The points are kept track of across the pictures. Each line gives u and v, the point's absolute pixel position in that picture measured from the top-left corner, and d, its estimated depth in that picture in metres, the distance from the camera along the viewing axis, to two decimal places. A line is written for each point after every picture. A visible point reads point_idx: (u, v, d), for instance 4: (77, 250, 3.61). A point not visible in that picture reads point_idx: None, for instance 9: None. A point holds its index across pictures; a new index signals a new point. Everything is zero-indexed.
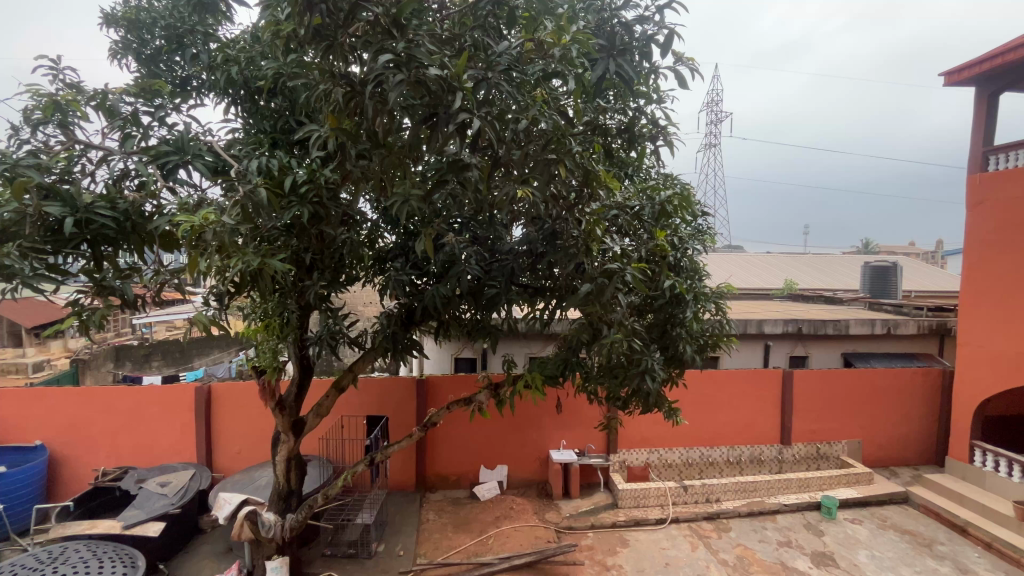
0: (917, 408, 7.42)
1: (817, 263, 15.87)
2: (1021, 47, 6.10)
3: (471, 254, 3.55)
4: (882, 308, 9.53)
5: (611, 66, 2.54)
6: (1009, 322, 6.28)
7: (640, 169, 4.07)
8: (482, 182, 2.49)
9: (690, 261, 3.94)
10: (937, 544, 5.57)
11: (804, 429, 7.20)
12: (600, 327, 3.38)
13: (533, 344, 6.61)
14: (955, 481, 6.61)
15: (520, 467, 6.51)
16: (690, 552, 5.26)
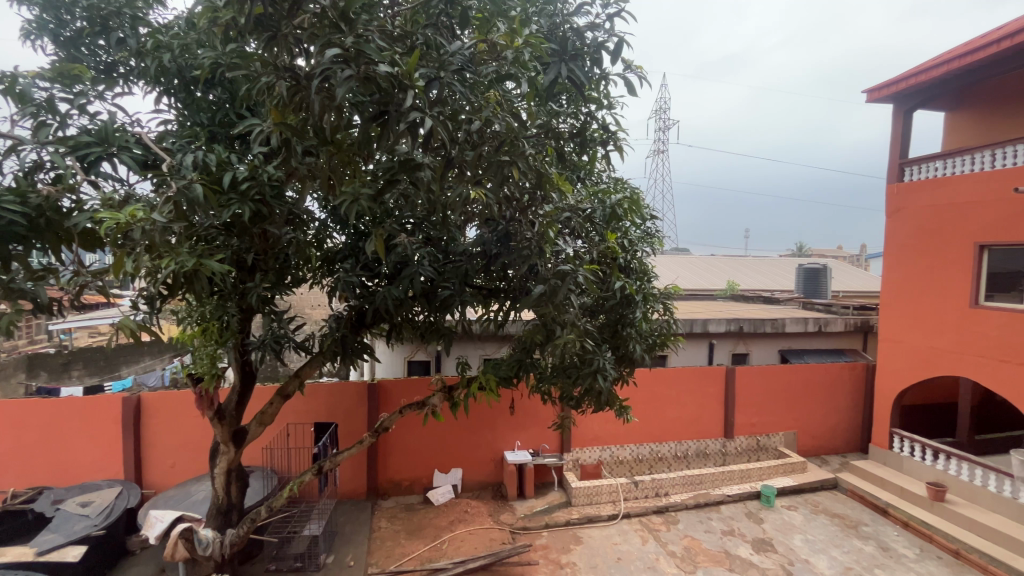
0: (844, 400, 8.00)
1: (756, 266, 16.84)
2: (932, 68, 6.74)
3: (424, 255, 3.50)
4: (814, 308, 10.21)
5: (564, 71, 2.52)
6: (924, 319, 6.89)
7: (591, 173, 4.15)
8: (435, 182, 2.46)
9: (640, 263, 4.05)
10: (862, 525, 6.02)
11: (745, 423, 7.60)
12: (553, 328, 3.40)
13: (487, 345, 6.61)
14: (877, 466, 7.17)
15: (475, 470, 6.49)
16: (641, 546, 5.41)
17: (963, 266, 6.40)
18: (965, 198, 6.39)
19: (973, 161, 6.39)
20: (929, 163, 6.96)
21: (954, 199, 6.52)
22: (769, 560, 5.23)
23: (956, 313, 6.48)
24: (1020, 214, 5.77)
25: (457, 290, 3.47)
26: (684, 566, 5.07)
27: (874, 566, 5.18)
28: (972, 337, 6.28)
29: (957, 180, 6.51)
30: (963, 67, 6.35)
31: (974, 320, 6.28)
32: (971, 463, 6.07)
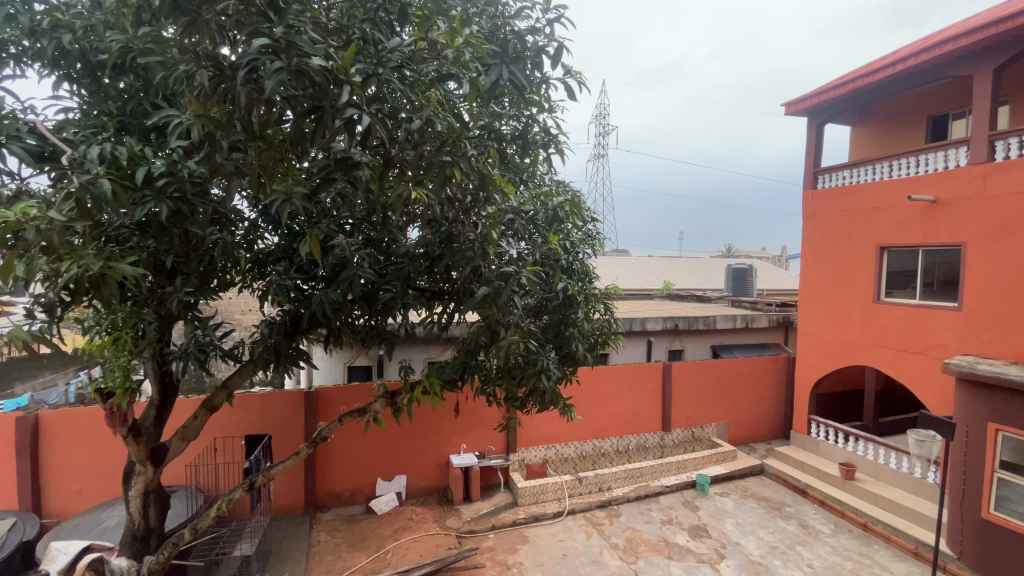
0: (768, 391, 8.60)
1: (690, 266, 17.78)
2: (840, 85, 7.43)
3: (364, 257, 3.38)
4: (741, 305, 10.92)
5: (505, 73, 2.49)
6: (836, 314, 7.55)
7: (533, 175, 4.20)
8: (374, 182, 2.37)
9: (582, 264, 4.16)
10: (785, 506, 6.50)
11: (681, 416, 7.98)
12: (497, 330, 3.40)
13: (431, 349, 6.53)
14: (797, 451, 7.77)
15: (420, 476, 6.37)
16: (585, 541, 5.53)
17: (867, 266, 7.08)
18: (868, 205, 7.08)
19: (874, 171, 7.09)
20: (838, 172, 7.64)
21: (858, 206, 7.21)
22: (704, 545, 5.52)
23: (863, 308, 7.14)
24: (913, 219, 6.47)
25: (398, 293, 3.37)
26: (627, 557, 5.24)
27: (795, 543, 5.60)
28: (875, 330, 6.96)
29: (862, 189, 7.20)
30: (866, 86, 7.05)
31: (877, 315, 6.96)
32: (875, 444, 6.73)
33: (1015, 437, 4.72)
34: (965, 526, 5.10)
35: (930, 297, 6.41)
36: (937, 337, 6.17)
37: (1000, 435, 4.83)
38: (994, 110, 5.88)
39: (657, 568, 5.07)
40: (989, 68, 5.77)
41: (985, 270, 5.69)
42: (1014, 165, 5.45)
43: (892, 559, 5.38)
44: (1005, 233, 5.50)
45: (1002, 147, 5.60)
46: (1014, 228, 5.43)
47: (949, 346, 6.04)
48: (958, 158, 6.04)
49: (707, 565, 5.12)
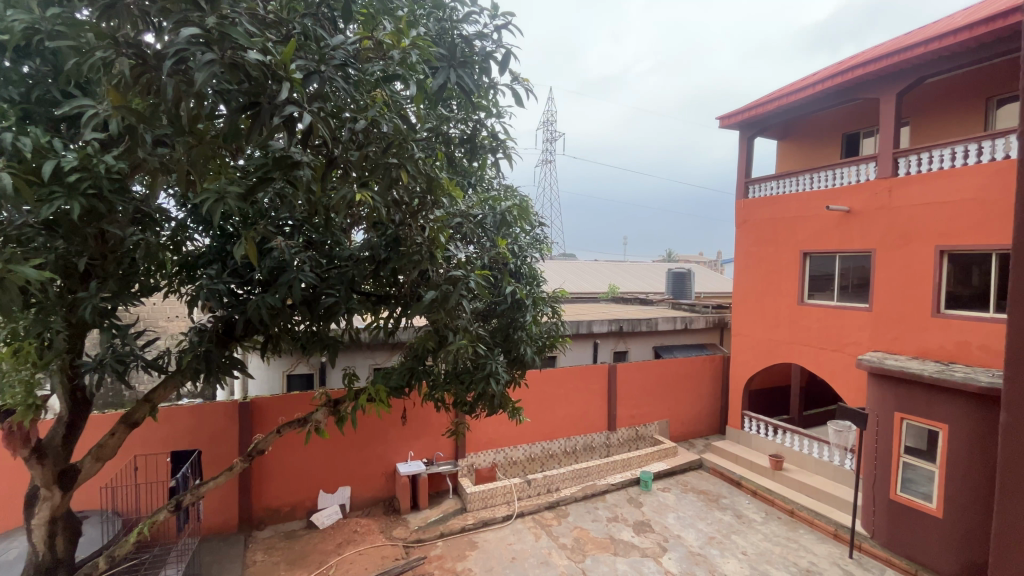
0: (706, 388, 9.05)
1: (634, 270, 18.42)
2: (767, 103, 8.00)
3: (305, 260, 3.23)
4: (681, 307, 11.44)
5: (453, 76, 2.47)
6: (766, 315, 8.07)
7: (482, 179, 4.19)
8: (316, 183, 2.28)
9: (529, 268, 4.21)
10: (722, 498, 6.86)
11: (626, 415, 8.24)
12: (446, 334, 3.38)
13: (377, 355, 6.36)
14: (732, 445, 8.23)
15: (365, 486, 6.17)
16: (534, 543, 5.57)
17: (792, 270, 7.64)
18: (792, 213, 7.64)
19: (797, 183, 7.66)
20: (766, 183, 8.17)
21: (784, 214, 7.76)
22: (648, 540, 5.71)
23: (789, 309, 7.69)
24: (831, 228, 7.05)
25: (343, 297, 3.24)
26: (575, 556, 5.33)
27: (731, 533, 5.93)
28: (800, 329, 7.51)
29: (787, 199, 7.75)
30: (790, 104, 7.62)
31: (800, 315, 7.52)
32: (800, 435, 7.25)
33: (918, 425, 5.23)
34: (876, 507, 5.60)
35: (846, 299, 7.01)
36: (852, 335, 6.76)
37: (906, 423, 5.34)
38: (898, 131, 6.52)
39: (604, 565, 5.18)
40: (892, 93, 6.41)
41: (891, 274, 6.31)
42: (915, 181, 6.09)
43: (815, 541, 5.81)
44: (908, 241, 6.12)
45: (905, 164, 6.23)
46: (915, 236, 6.05)
47: (862, 344, 6.64)
48: (867, 173, 6.66)
49: (651, 559, 5.31)
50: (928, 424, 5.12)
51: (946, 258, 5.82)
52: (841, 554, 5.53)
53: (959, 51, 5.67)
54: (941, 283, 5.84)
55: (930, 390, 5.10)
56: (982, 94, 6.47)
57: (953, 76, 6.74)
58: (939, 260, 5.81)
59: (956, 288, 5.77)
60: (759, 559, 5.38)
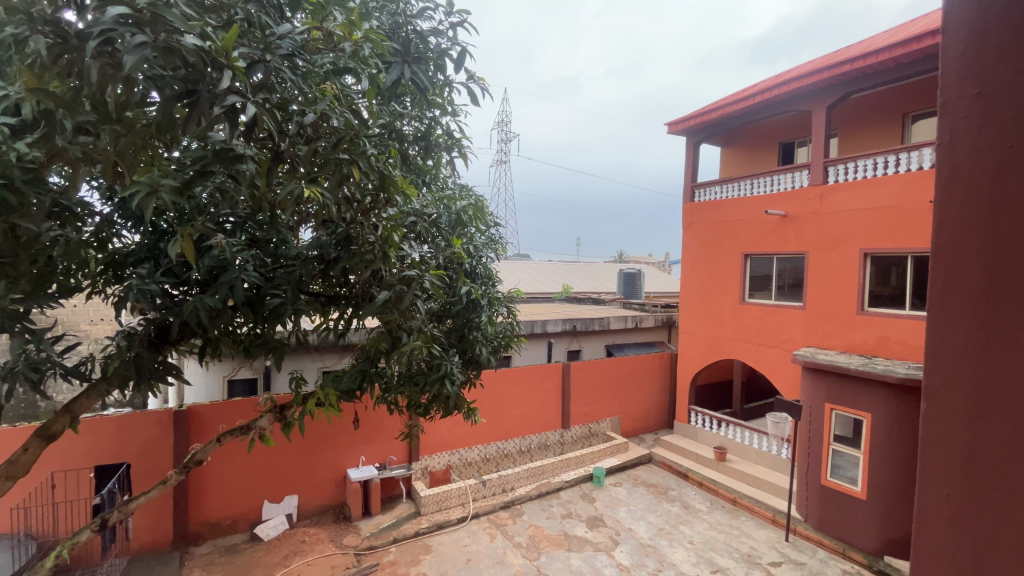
0: (655, 385, 9.37)
1: (587, 271, 18.80)
2: (711, 112, 8.38)
3: (248, 259, 3.06)
4: (632, 307, 11.79)
5: (407, 72, 2.39)
6: (710, 313, 8.45)
7: (436, 178, 4.12)
8: (261, 178, 2.15)
9: (484, 268, 4.20)
10: (670, 490, 7.12)
11: (579, 413, 8.39)
12: (399, 335, 3.31)
13: (326, 357, 6.15)
14: (680, 439, 8.57)
15: (314, 494, 5.95)
16: (489, 543, 5.57)
17: (734, 271, 8.04)
18: (735, 217, 8.04)
19: (739, 188, 8.07)
20: (711, 188, 8.55)
21: (727, 218, 8.16)
22: (600, 534, 5.84)
23: (731, 308, 8.09)
24: (769, 231, 7.48)
25: (289, 297, 3.05)
26: (529, 554, 5.37)
27: (679, 523, 6.16)
28: (741, 327, 7.92)
29: (729, 203, 8.16)
30: (733, 113, 8.00)
31: (742, 314, 7.93)
32: (742, 427, 7.67)
33: (845, 415, 5.66)
34: (809, 492, 6.01)
35: (782, 298, 7.46)
36: (788, 332, 7.21)
37: (834, 413, 5.75)
38: (828, 141, 7.00)
39: (558, 561, 5.25)
40: (823, 105, 6.88)
41: (822, 275, 6.78)
42: (843, 188, 6.57)
43: (755, 527, 6.16)
44: (837, 244, 6.60)
45: (834, 172, 6.70)
46: (843, 239, 6.53)
47: (797, 340, 7.09)
48: (801, 180, 7.11)
49: (604, 553, 5.43)
50: (853, 413, 5.54)
51: (869, 260, 6.33)
52: (779, 539, 5.88)
53: (881, 69, 6.17)
54: (864, 283, 6.34)
55: (855, 382, 5.52)
56: (901, 109, 7.06)
57: (877, 93, 7.32)
58: (864, 262, 6.31)
59: (878, 288, 6.28)
60: (704, 548, 5.63)
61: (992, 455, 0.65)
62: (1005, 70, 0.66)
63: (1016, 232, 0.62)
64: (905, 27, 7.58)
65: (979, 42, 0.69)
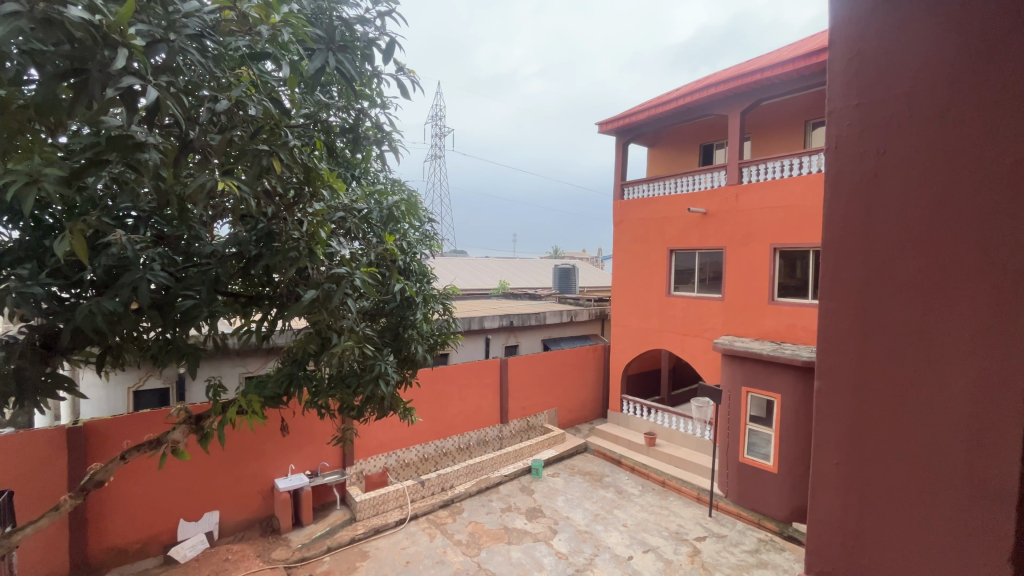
0: (589, 376, 9.67)
1: (523, 266, 19.00)
2: (637, 113, 8.76)
3: (153, 257, 2.77)
4: (566, 301, 12.08)
5: (332, 60, 2.27)
6: (640, 306, 8.86)
7: (366, 172, 3.97)
8: (167, 169, 1.95)
9: (419, 265, 4.11)
10: (605, 477, 7.41)
11: (517, 407, 8.50)
12: (329, 336, 3.16)
13: (249, 362, 5.77)
14: (613, 427, 8.93)
15: (237, 507, 5.57)
16: (428, 543, 5.51)
17: (661, 265, 8.48)
18: (661, 214, 8.46)
19: (665, 186, 8.49)
20: (639, 186, 8.93)
21: (654, 215, 8.57)
22: (539, 524, 5.97)
23: (658, 300, 8.52)
24: (692, 227, 7.96)
25: (204, 299, 2.77)
26: (469, 550, 5.38)
27: (613, 508, 6.42)
28: (667, 318, 8.37)
29: (656, 200, 8.57)
30: (658, 115, 8.39)
31: (668, 306, 8.38)
32: (669, 413, 8.14)
33: (759, 396, 6.16)
34: (728, 470, 6.48)
35: (703, 290, 7.97)
36: (709, 322, 7.72)
37: (750, 395, 6.24)
38: (742, 145, 7.54)
39: (498, 555, 5.31)
40: (737, 111, 7.42)
41: (738, 268, 7.32)
42: (755, 188, 7.12)
43: (682, 506, 6.56)
44: (750, 240, 7.16)
45: (748, 173, 7.24)
46: (755, 236, 7.10)
47: (716, 329, 7.62)
48: (719, 180, 7.62)
49: (543, 542, 5.56)
50: (766, 394, 6.05)
51: (778, 254, 6.92)
52: (703, 515, 6.31)
53: (787, 79, 6.75)
54: (774, 276, 6.93)
55: (767, 366, 6.02)
56: (802, 117, 7.79)
57: (783, 101, 7.99)
58: (774, 256, 6.90)
59: (786, 279, 6.89)
60: (636, 529, 5.91)
61: (874, 426, 0.73)
62: (877, 86, 0.74)
63: (891, 224, 0.71)
64: (806, 42, 8.34)
65: (858, 59, 0.77)
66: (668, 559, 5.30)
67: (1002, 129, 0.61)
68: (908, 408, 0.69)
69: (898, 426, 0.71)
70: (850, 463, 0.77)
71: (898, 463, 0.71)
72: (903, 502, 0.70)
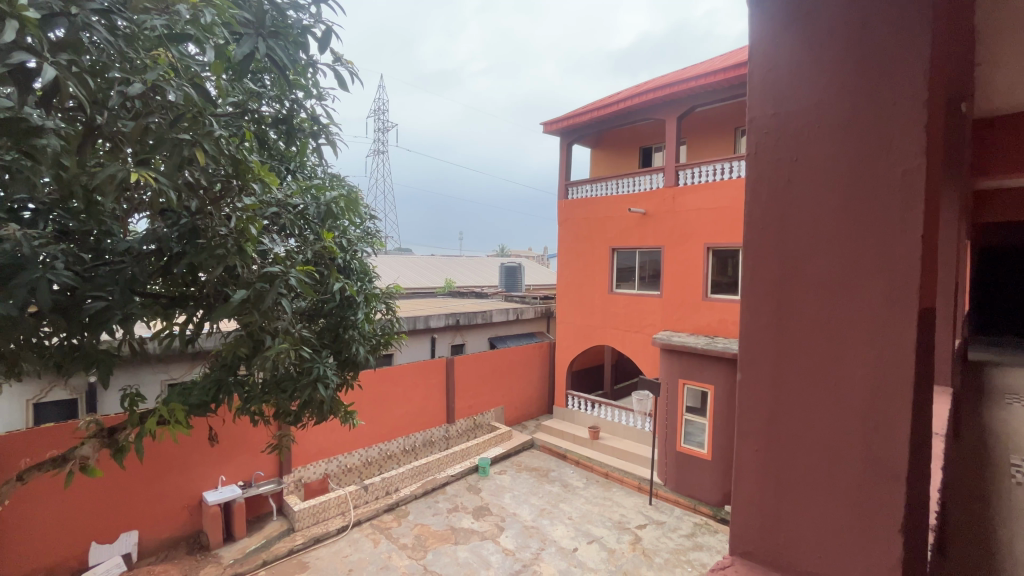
0: (536, 373, 9.79)
1: (470, 265, 18.93)
2: (580, 115, 8.95)
3: (56, 255, 2.46)
4: (513, 299, 12.16)
5: (262, 46, 2.14)
6: (583, 304, 9.07)
7: (303, 166, 3.79)
8: (70, 157, 1.75)
9: (360, 263, 3.98)
10: (551, 471, 7.53)
11: (463, 406, 8.46)
12: (262, 338, 2.98)
13: (172, 368, 5.36)
14: (559, 423, 9.11)
15: (159, 525, 5.16)
16: (372, 549, 5.37)
17: (604, 264, 8.73)
18: (604, 214, 8.71)
19: (607, 187, 8.74)
20: (582, 186, 9.14)
21: (597, 215, 8.82)
22: (487, 522, 5.97)
23: (601, 298, 8.77)
24: (632, 227, 8.25)
25: (118, 299, 2.44)
26: (416, 554, 5.29)
27: (559, 501, 6.54)
28: (610, 315, 8.62)
29: (599, 200, 8.81)
30: (601, 116, 8.61)
31: (610, 303, 8.64)
32: (613, 407, 8.41)
33: (694, 388, 6.49)
34: (666, 459, 6.78)
35: (643, 287, 8.28)
36: (648, 318, 8.04)
37: (686, 387, 6.56)
38: (679, 149, 7.90)
39: (444, 556, 5.26)
40: (673, 116, 7.76)
41: (674, 266, 7.67)
42: (689, 190, 7.49)
43: (624, 496, 6.80)
44: (685, 239, 7.52)
45: (684, 176, 7.59)
46: (690, 236, 7.47)
47: (655, 325, 7.95)
48: (657, 182, 7.95)
49: (490, 540, 5.56)
50: (701, 386, 6.38)
51: (711, 253, 7.32)
52: (643, 504, 6.58)
53: (718, 88, 7.15)
54: (707, 274, 7.32)
55: (702, 360, 6.36)
56: (732, 124, 8.28)
57: (715, 108, 8.45)
58: (707, 255, 7.28)
59: (718, 276, 7.31)
60: (581, 521, 6.06)
61: (788, 414, 0.78)
62: (791, 95, 0.79)
63: (805, 227, 0.76)
64: (734, 53, 8.87)
65: (774, 71, 0.81)
66: (611, 548, 5.47)
67: (896, 144, 0.67)
68: (818, 396, 0.75)
69: (808, 413, 0.76)
70: (771, 451, 0.81)
71: (809, 447, 0.76)
72: (813, 485, 0.76)
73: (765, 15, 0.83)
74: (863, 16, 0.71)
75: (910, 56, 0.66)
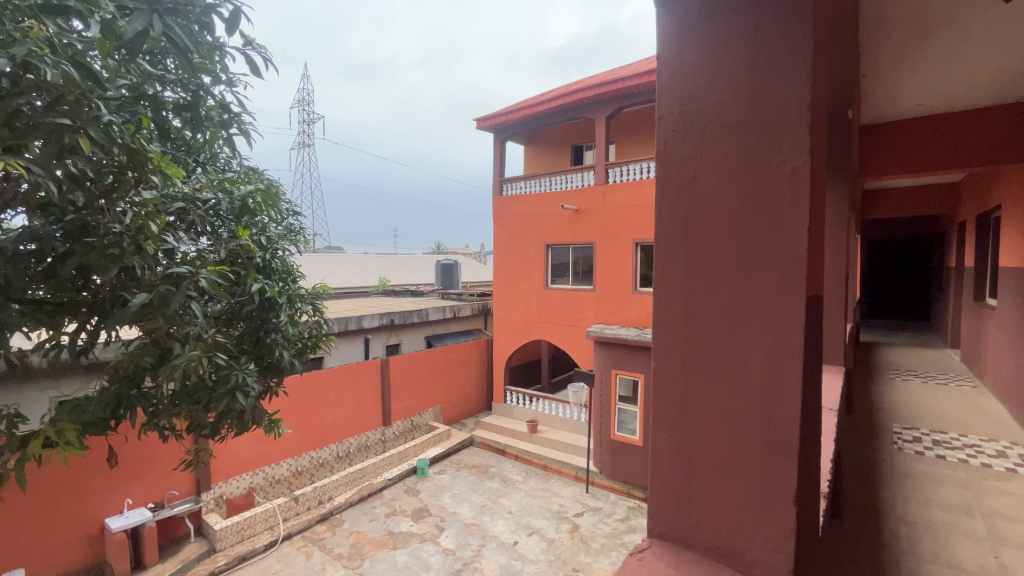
0: (474, 370, 9.75)
1: (405, 263, 18.48)
2: (512, 112, 8.98)
3: None
4: (450, 296, 12.01)
5: (158, 24, 1.92)
6: (518, 299, 9.16)
7: (213, 158, 3.49)
8: None
9: (282, 262, 3.74)
10: (490, 468, 7.55)
11: (400, 407, 8.26)
12: (169, 346, 2.71)
13: (64, 384, 4.83)
14: (498, 419, 9.14)
15: (50, 560, 4.59)
16: (305, 563, 5.12)
17: (539, 260, 8.85)
18: (538, 210, 8.83)
19: (541, 184, 8.86)
20: (517, 183, 9.21)
21: (531, 211, 8.92)
22: (426, 524, 5.88)
23: (537, 293, 8.89)
24: (565, 224, 8.44)
25: None
26: (351, 563, 5.11)
27: (498, 497, 6.58)
28: (545, 310, 8.77)
29: (533, 197, 8.91)
30: (533, 113, 8.69)
31: (546, 298, 8.78)
32: (550, 400, 8.58)
33: (626, 377, 6.76)
34: (602, 448, 7.01)
35: (577, 282, 8.49)
36: (582, 312, 8.26)
37: (618, 377, 6.82)
38: (608, 147, 8.16)
39: (383, 562, 5.12)
40: (603, 115, 7.99)
41: (606, 261, 7.93)
42: (618, 188, 7.78)
43: (562, 486, 6.96)
44: (616, 236, 7.80)
45: (613, 174, 7.87)
46: (620, 232, 7.76)
47: (589, 318, 8.18)
48: (588, 180, 8.18)
49: (429, 542, 5.49)
50: (632, 375, 6.66)
51: (639, 248, 7.64)
52: (581, 492, 6.76)
53: (644, 90, 7.47)
54: (636, 268, 7.64)
55: (632, 350, 6.63)
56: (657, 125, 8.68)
57: (642, 109, 8.82)
58: (636, 251, 7.60)
59: (646, 270, 7.65)
60: (520, 514, 6.13)
61: (697, 399, 0.82)
62: (694, 96, 0.82)
63: (709, 222, 0.79)
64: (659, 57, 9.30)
65: (678, 71, 0.84)
66: (550, 539, 5.57)
67: (785, 144, 0.72)
68: (722, 382, 0.79)
69: (714, 398, 0.80)
70: (686, 437, 0.84)
71: (715, 431, 0.80)
72: (720, 465, 0.80)
73: (671, 15, 0.86)
74: (754, 23, 0.76)
75: (795, 64, 0.71)
